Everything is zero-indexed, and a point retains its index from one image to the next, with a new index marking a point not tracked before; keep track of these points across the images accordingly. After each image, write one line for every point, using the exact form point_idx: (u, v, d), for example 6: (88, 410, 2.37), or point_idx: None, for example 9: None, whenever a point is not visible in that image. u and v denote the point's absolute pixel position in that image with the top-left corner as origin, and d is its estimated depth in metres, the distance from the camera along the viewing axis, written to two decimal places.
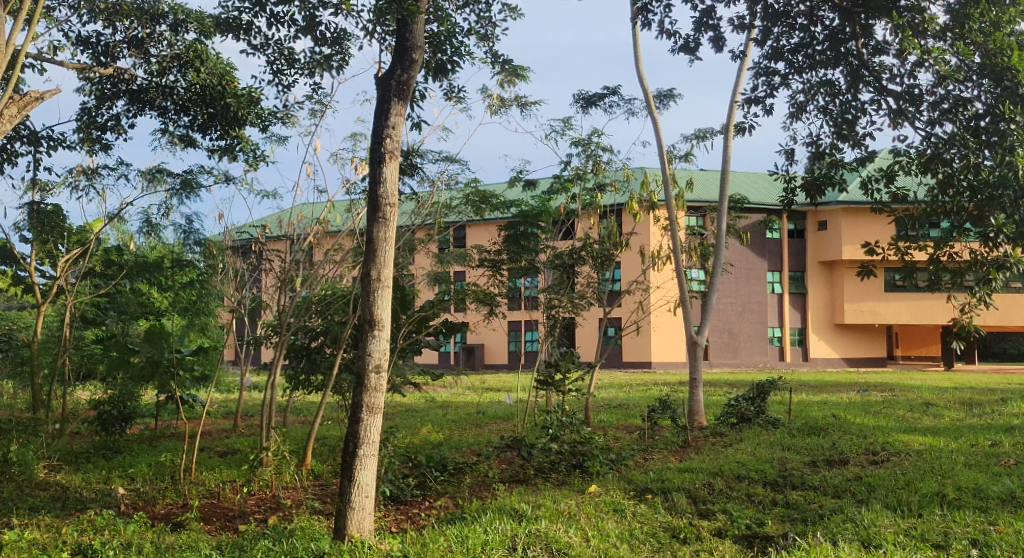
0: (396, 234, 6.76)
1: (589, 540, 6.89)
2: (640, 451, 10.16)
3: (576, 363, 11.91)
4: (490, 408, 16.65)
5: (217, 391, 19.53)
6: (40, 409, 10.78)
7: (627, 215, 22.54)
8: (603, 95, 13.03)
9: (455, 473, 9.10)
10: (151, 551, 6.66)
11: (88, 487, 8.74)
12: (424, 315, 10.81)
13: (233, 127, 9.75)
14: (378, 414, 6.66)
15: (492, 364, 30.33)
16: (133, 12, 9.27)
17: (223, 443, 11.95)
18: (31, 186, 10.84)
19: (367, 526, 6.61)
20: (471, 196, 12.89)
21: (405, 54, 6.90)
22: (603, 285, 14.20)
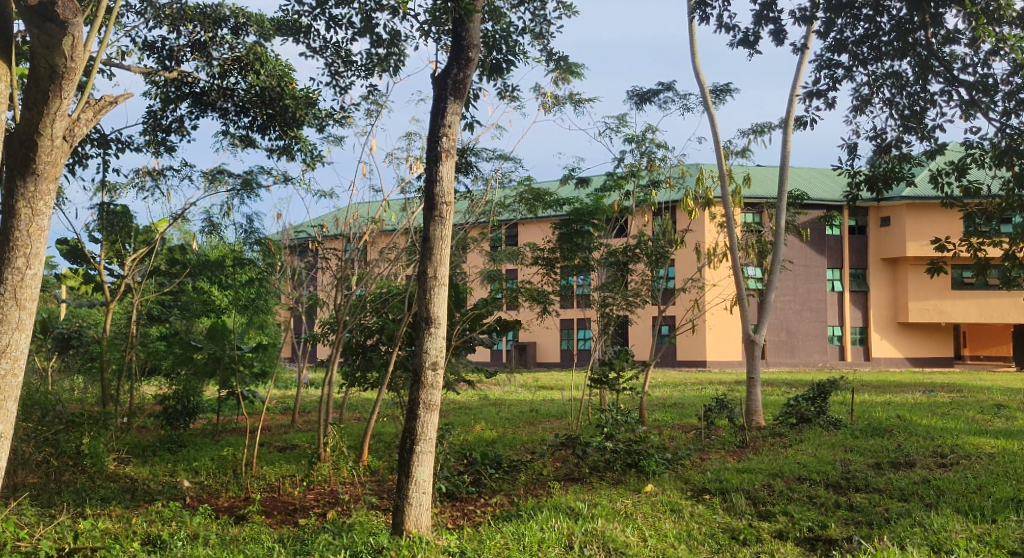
0: (452, 232, 6.84)
1: (647, 539, 6.90)
2: (697, 451, 10.10)
3: (630, 362, 11.88)
4: (543, 406, 16.73)
5: (275, 388, 19.96)
6: (109, 403, 11.13)
7: (681, 212, 22.41)
8: (658, 91, 12.97)
9: (511, 470, 9.16)
10: (216, 542, 6.84)
11: (155, 480, 9.00)
12: (478, 313, 10.90)
13: (292, 128, 9.95)
14: (435, 411, 6.74)
15: (543, 361, 30.42)
16: (196, 16, 9.52)
17: (282, 439, 12.19)
18: (101, 188, 11.17)
19: (424, 522, 6.71)
20: (525, 194, 12.92)
21: (461, 53, 6.97)
22: (657, 283, 14.12)
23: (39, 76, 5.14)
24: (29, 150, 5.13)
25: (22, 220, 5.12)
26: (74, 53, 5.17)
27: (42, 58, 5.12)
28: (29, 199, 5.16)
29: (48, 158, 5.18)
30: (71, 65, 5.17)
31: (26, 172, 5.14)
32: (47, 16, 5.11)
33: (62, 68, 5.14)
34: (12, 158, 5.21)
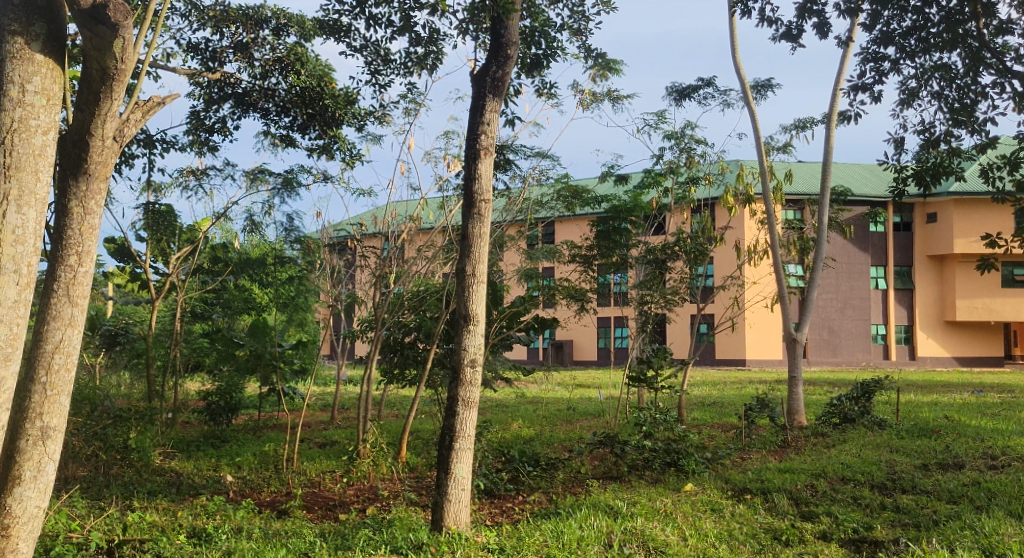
0: (491, 229, 6.87)
1: (687, 539, 6.87)
2: (737, 450, 10.03)
3: (669, 360, 11.82)
4: (579, 404, 16.74)
5: (315, 385, 20.21)
6: (154, 399, 11.34)
7: (720, 209, 22.24)
8: (697, 87, 12.89)
9: (549, 468, 9.17)
10: (260, 536, 6.94)
11: (200, 474, 9.16)
12: (515, 311, 10.93)
13: (332, 127, 10.07)
14: (474, 409, 6.79)
15: (580, 359, 30.37)
16: (239, 18, 9.65)
17: (322, 435, 12.33)
18: (146, 188, 11.38)
19: (463, 519, 6.75)
20: (562, 191, 12.91)
21: (500, 50, 6.99)
22: (696, 281, 14.02)
23: (90, 78, 4.86)
24: (80, 151, 4.90)
25: (73, 220, 4.93)
26: (125, 55, 4.85)
27: (93, 60, 4.82)
28: (80, 198, 4.96)
29: (99, 158, 4.97)
30: (121, 67, 4.86)
31: (77, 173, 4.93)
32: (98, 18, 4.75)
33: (114, 70, 4.83)
34: (63, 159, 5.00)
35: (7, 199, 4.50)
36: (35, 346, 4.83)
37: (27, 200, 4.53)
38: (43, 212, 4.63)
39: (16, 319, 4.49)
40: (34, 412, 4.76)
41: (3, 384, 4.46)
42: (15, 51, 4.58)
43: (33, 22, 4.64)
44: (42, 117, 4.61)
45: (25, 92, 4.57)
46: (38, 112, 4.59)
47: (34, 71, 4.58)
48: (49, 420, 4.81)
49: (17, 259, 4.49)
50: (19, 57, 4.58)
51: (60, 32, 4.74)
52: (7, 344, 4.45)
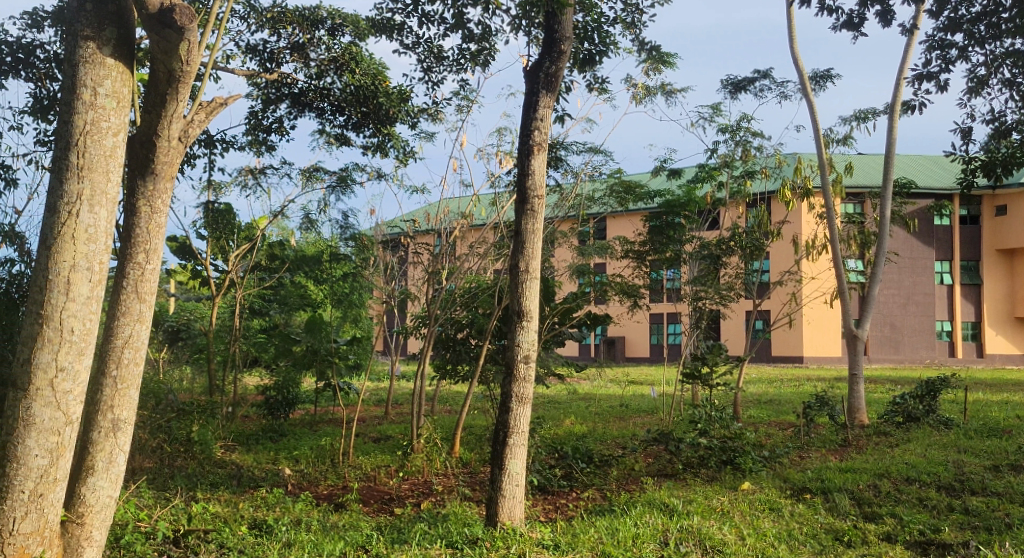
0: (545, 226, 6.86)
1: (745, 538, 6.79)
2: (796, 449, 9.88)
3: (724, 357, 11.68)
4: (633, 401, 16.65)
5: (369, 381, 20.46)
6: (215, 392, 11.58)
7: (777, 203, 21.92)
8: (753, 79, 12.71)
9: (602, 465, 9.16)
10: (318, 528, 7.04)
11: (259, 467, 9.34)
12: (567, 307, 10.92)
13: (386, 125, 10.18)
14: (528, 404, 6.80)
15: (633, 356, 30.22)
16: (296, 19, 9.78)
17: (376, 430, 12.45)
18: (206, 187, 11.62)
19: (518, 514, 6.76)
20: (615, 186, 12.84)
21: (554, 46, 6.98)
22: (751, 277, 13.82)
23: (157, 80, 4.93)
24: (148, 152, 4.99)
25: (142, 218, 5.02)
26: (191, 58, 4.90)
27: (159, 63, 4.88)
28: (147, 197, 5.06)
29: (165, 158, 5.05)
30: (187, 69, 4.91)
31: (145, 173, 5.02)
32: (165, 22, 4.81)
33: (179, 73, 4.89)
34: (132, 159, 5.10)
35: (80, 199, 4.63)
36: (105, 341, 4.96)
37: (99, 200, 4.66)
38: (113, 211, 4.76)
39: (89, 314, 4.63)
40: (106, 406, 4.89)
41: (77, 377, 4.60)
42: (88, 55, 4.72)
43: (104, 27, 4.76)
44: (113, 119, 4.74)
45: (97, 95, 4.70)
46: (110, 114, 4.72)
47: (105, 74, 4.70)
48: (120, 413, 4.94)
49: (90, 256, 4.63)
50: (91, 61, 4.71)
51: (130, 36, 4.87)
52: (80, 339, 4.59)
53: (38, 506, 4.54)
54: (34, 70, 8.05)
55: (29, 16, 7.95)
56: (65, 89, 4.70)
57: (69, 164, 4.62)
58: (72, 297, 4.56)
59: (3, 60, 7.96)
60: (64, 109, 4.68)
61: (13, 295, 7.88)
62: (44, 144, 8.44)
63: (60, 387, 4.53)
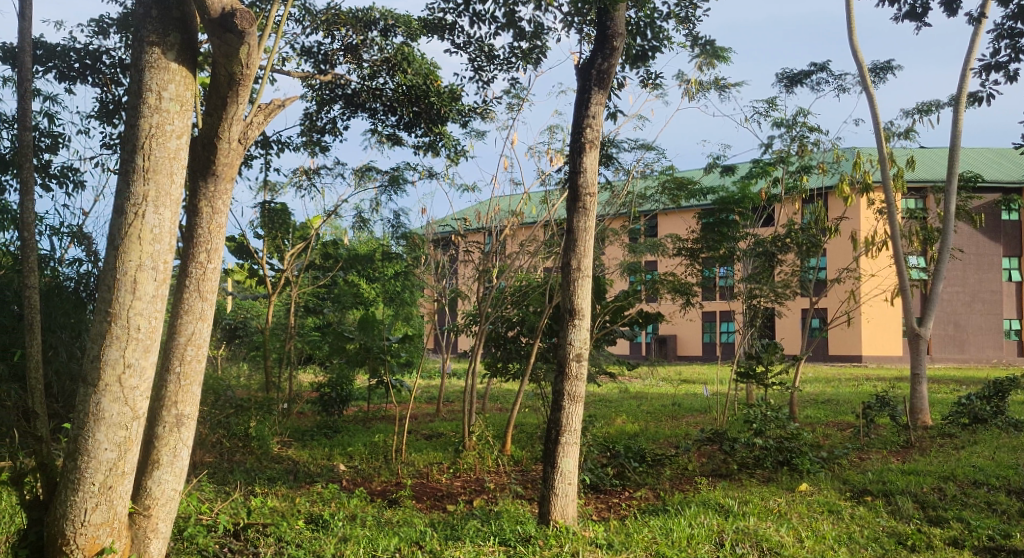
0: (597, 223, 6.81)
1: (804, 540, 6.67)
2: (856, 450, 9.69)
3: (780, 356, 11.49)
4: (685, 400, 16.50)
5: (421, 379, 20.62)
6: (271, 389, 11.76)
7: (835, 198, 21.52)
8: (809, 72, 12.48)
9: (655, 464, 9.08)
10: (373, 524, 7.09)
11: (315, 463, 9.46)
12: (619, 305, 10.85)
13: (437, 124, 10.21)
14: (580, 403, 6.77)
15: (685, 355, 29.96)
16: (349, 20, 9.86)
17: (429, 427, 12.51)
18: (263, 188, 11.81)
19: (570, 513, 6.74)
20: (667, 183, 12.73)
21: (606, 43, 6.92)
22: (807, 275, 13.57)
23: (217, 83, 4.96)
24: (209, 153, 5.05)
25: (203, 219, 5.10)
26: (250, 62, 4.92)
27: (221, 66, 4.91)
28: (209, 197, 5.13)
29: (226, 160, 5.10)
30: (246, 72, 4.93)
31: (206, 174, 5.10)
32: (226, 26, 4.84)
33: (239, 76, 4.92)
34: (194, 160, 5.18)
35: (145, 200, 4.73)
36: (169, 338, 5.05)
37: (164, 201, 4.75)
38: (177, 212, 4.85)
39: (155, 312, 4.72)
40: (170, 401, 4.99)
41: (144, 373, 4.70)
42: (153, 61, 4.81)
43: (168, 32, 4.86)
44: (177, 122, 4.82)
45: (161, 99, 4.79)
46: (174, 118, 4.81)
47: (169, 78, 4.79)
48: (184, 408, 5.03)
49: (155, 256, 4.72)
50: (156, 66, 4.80)
51: (193, 41, 4.95)
52: (146, 336, 4.69)
53: (108, 498, 4.65)
54: (100, 76, 8.26)
55: (96, 22, 8.15)
56: (131, 93, 4.81)
57: (135, 166, 4.72)
58: (138, 296, 4.66)
59: (71, 66, 8.18)
60: (130, 113, 4.79)
61: (81, 294, 8.12)
62: (110, 146, 8.66)
63: (127, 383, 4.63)
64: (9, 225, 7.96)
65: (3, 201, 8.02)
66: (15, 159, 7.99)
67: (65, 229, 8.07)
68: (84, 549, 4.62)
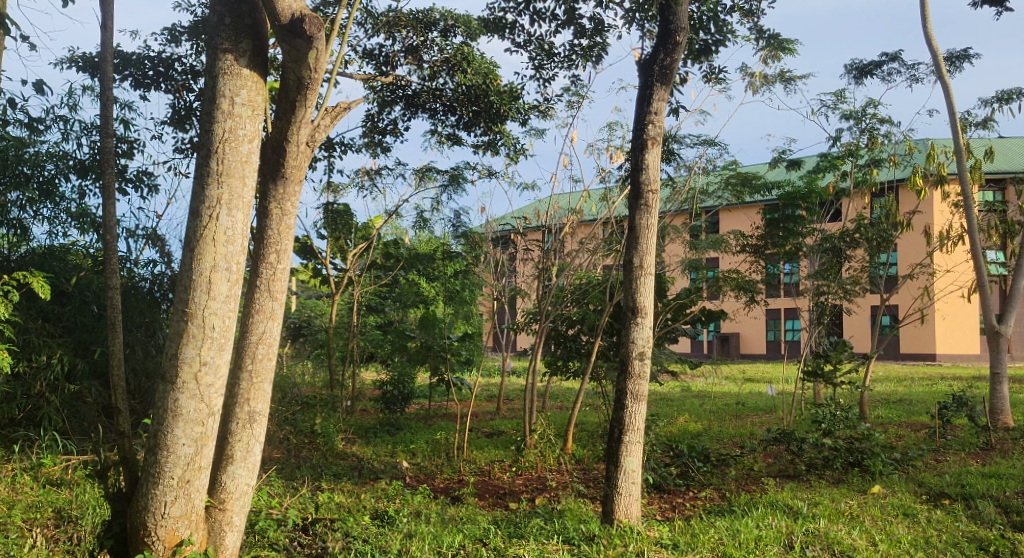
0: (659, 221, 6.71)
1: (878, 544, 6.48)
2: (931, 452, 9.40)
3: (849, 355, 11.19)
4: (750, 399, 16.22)
5: (482, 377, 20.68)
6: (335, 386, 11.89)
7: (908, 192, 20.95)
8: (880, 62, 12.14)
9: (719, 464, 8.92)
10: (437, 520, 7.10)
11: (378, 459, 9.52)
12: (681, 303, 10.69)
13: (496, 123, 10.19)
14: (643, 402, 6.67)
15: (748, 353, 29.51)
16: (410, 22, 9.89)
17: (490, 425, 12.50)
18: (326, 189, 11.96)
19: (634, 512, 6.66)
20: (731, 179, 12.50)
21: (669, 37, 6.82)
22: (876, 272, 13.19)
23: (287, 87, 4.99)
24: (279, 156, 5.09)
25: (273, 220, 5.15)
26: (319, 66, 4.93)
27: (290, 72, 4.94)
28: (278, 200, 5.17)
29: (295, 163, 5.14)
30: (315, 77, 4.95)
31: (276, 176, 5.13)
32: (295, 32, 4.88)
33: (308, 80, 4.94)
34: (264, 163, 5.22)
35: (219, 203, 4.80)
36: (241, 337, 5.12)
37: (237, 204, 4.82)
38: (249, 214, 4.92)
39: (228, 312, 4.79)
40: (243, 398, 5.06)
41: (219, 370, 4.77)
42: (227, 67, 4.87)
43: (241, 39, 4.92)
44: (249, 126, 4.89)
45: (234, 105, 4.86)
46: (245, 122, 4.87)
47: (241, 84, 4.85)
48: (256, 405, 5.09)
49: (229, 258, 4.79)
50: (229, 72, 4.87)
51: (264, 47, 5.01)
52: (221, 335, 4.76)
53: (186, 492, 4.73)
54: (173, 82, 8.43)
55: (168, 31, 8.33)
56: (205, 99, 4.88)
57: (209, 170, 4.79)
58: (213, 296, 4.73)
59: (146, 73, 8.37)
60: (204, 119, 4.86)
61: (156, 294, 8.32)
62: (182, 151, 8.85)
63: (203, 380, 4.71)
64: (89, 228, 8.20)
65: (83, 205, 8.25)
66: (95, 164, 8.21)
67: (140, 231, 8.27)
68: (164, 541, 4.71)
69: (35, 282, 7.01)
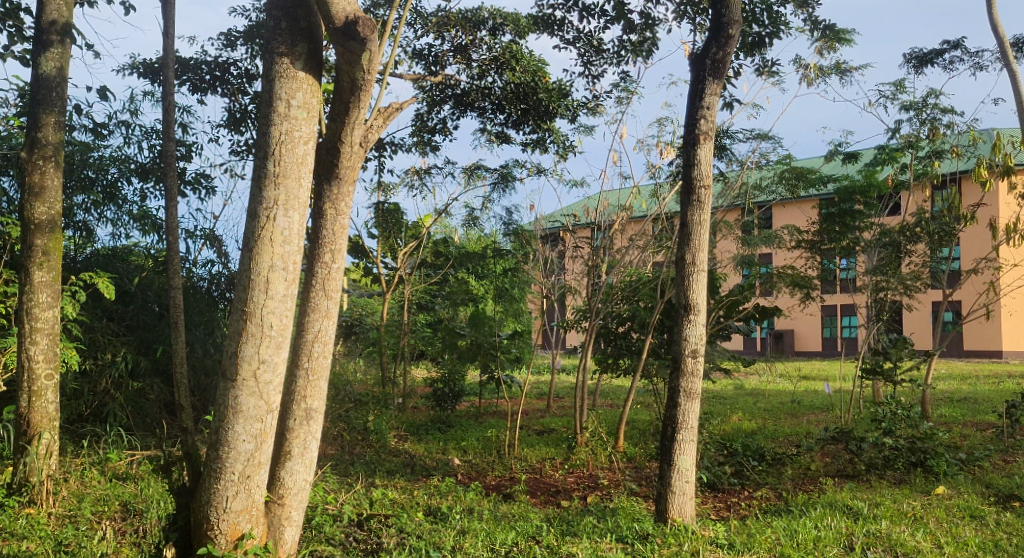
0: (712, 217, 6.58)
1: (944, 547, 6.27)
2: (999, 453, 9.09)
3: (909, 352, 10.88)
4: (806, 396, 15.91)
5: (532, 374, 20.66)
6: (386, 383, 11.94)
7: (971, 184, 20.39)
8: (941, 51, 11.78)
9: (775, 464, 8.74)
10: (489, 517, 7.07)
11: (430, 456, 9.52)
12: (733, 300, 10.49)
13: (545, 120, 10.13)
14: (697, 400, 6.55)
15: (803, 350, 29.02)
16: (459, 21, 9.87)
17: (541, 423, 12.44)
18: (376, 188, 12.01)
19: (688, 511, 6.55)
20: (785, 174, 12.26)
21: (721, 31, 6.63)
22: (937, 267, 12.80)
23: (341, 90, 4.97)
24: (333, 158, 5.07)
25: (328, 221, 5.15)
26: (372, 68, 4.89)
27: (343, 73, 4.91)
28: (331, 200, 5.15)
29: (348, 164, 5.11)
30: (368, 78, 4.91)
31: (330, 177, 5.12)
32: (349, 34, 4.85)
33: (361, 81, 4.90)
34: (318, 164, 5.22)
35: (276, 204, 4.82)
36: (297, 336, 5.13)
37: (293, 204, 4.83)
38: (305, 214, 4.92)
39: (285, 311, 4.81)
40: (299, 395, 5.07)
41: (277, 368, 4.79)
42: (283, 70, 4.88)
43: (296, 43, 4.92)
44: (304, 128, 4.89)
45: (290, 107, 4.87)
46: (301, 124, 4.88)
47: (297, 86, 4.86)
48: (313, 402, 5.10)
49: (285, 257, 4.80)
50: (285, 75, 4.88)
51: (318, 50, 5.01)
52: (278, 333, 4.78)
53: (246, 487, 4.76)
54: (229, 86, 8.53)
55: (224, 35, 8.42)
56: (262, 102, 4.90)
57: (266, 172, 4.81)
58: (270, 295, 4.75)
59: (203, 78, 8.48)
60: (261, 121, 4.88)
61: (214, 293, 8.44)
62: (238, 153, 8.96)
63: (262, 378, 4.73)
64: (150, 230, 8.34)
65: (144, 207, 8.39)
66: (156, 167, 8.34)
67: (199, 232, 8.39)
68: (225, 535, 4.74)
69: (100, 282, 7.23)
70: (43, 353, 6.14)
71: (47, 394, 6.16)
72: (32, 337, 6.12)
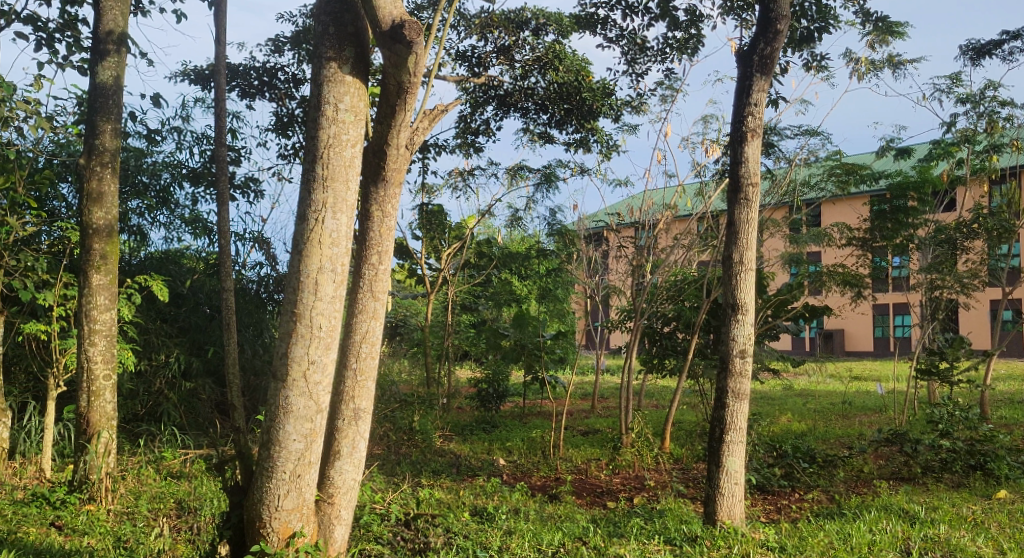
0: (760, 214, 6.43)
1: (1007, 552, 6.04)
2: None
3: (966, 351, 10.56)
4: (857, 397, 15.58)
5: (577, 375, 20.54)
6: (431, 383, 11.94)
7: None
8: (999, 42, 11.43)
9: (827, 465, 8.53)
10: (535, 518, 6.99)
11: (474, 456, 9.48)
12: (782, 299, 10.29)
13: (589, 120, 10.04)
14: (746, 400, 6.41)
15: (854, 350, 28.47)
16: (502, 22, 9.81)
17: (586, 423, 12.33)
18: (420, 189, 12.01)
19: (738, 512, 6.41)
20: (835, 170, 12.00)
21: (769, 26, 6.48)
22: (994, 265, 12.42)
23: (387, 92, 4.93)
24: (379, 160, 5.03)
25: (374, 222, 5.11)
26: (418, 70, 4.84)
27: (390, 76, 4.87)
28: (378, 202, 5.12)
29: (394, 166, 5.06)
30: (415, 80, 4.87)
31: (377, 180, 5.09)
32: (396, 38, 4.82)
33: (407, 84, 4.86)
34: (365, 166, 5.19)
35: (324, 206, 4.80)
36: (345, 337, 5.11)
37: (341, 206, 4.81)
38: (353, 217, 4.90)
39: (334, 312, 4.79)
40: (348, 396, 5.05)
41: (326, 369, 4.77)
42: (331, 74, 4.86)
43: (344, 47, 4.90)
44: (351, 132, 4.87)
45: (338, 110, 4.85)
46: (348, 127, 4.85)
47: (345, 90, 4.83)
48: (361, 403, 5.08)
49: (334, 259, 4.78)
50: (333, 79, 4.86)
51: (366, 53, 4.98)
52: (327, 334, 4.76)
53: (297, 486, 4.75)
54: (276, 91, 8.57)
55: (271, 41, 8.47)
56: (310, 106, 4.88)
57: (315, 176, 4.80)
58: (319, 296, 4.73)
59: (251, 83, 8.54)
60: (309, 125, 4.87)
61: (262, 294, 8.48)
62: (285, 157, 9.00)
63: (312, 378, 4.72)
64: (201, 233, 8.41)
65: (196, 211, 8.47)
66: (207, 172, 8.41)
67: (248, 234, 8.44)
68: (276, 534, 4.73)
69: (155, 285, 7.25)
70: (101, 353, 6.23)
71: (104, 394, 6.24)
72: (90, 338, 6.20)
